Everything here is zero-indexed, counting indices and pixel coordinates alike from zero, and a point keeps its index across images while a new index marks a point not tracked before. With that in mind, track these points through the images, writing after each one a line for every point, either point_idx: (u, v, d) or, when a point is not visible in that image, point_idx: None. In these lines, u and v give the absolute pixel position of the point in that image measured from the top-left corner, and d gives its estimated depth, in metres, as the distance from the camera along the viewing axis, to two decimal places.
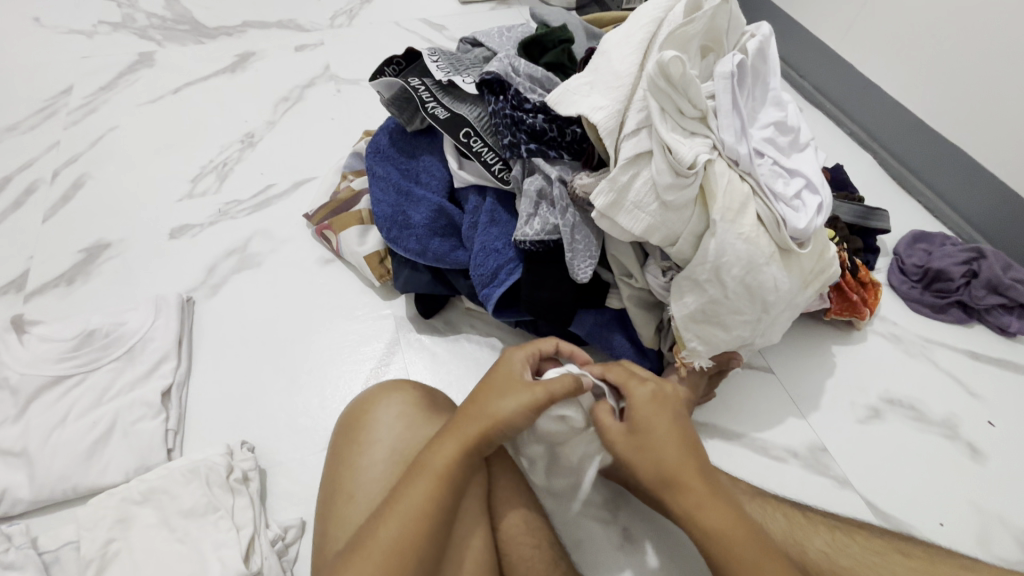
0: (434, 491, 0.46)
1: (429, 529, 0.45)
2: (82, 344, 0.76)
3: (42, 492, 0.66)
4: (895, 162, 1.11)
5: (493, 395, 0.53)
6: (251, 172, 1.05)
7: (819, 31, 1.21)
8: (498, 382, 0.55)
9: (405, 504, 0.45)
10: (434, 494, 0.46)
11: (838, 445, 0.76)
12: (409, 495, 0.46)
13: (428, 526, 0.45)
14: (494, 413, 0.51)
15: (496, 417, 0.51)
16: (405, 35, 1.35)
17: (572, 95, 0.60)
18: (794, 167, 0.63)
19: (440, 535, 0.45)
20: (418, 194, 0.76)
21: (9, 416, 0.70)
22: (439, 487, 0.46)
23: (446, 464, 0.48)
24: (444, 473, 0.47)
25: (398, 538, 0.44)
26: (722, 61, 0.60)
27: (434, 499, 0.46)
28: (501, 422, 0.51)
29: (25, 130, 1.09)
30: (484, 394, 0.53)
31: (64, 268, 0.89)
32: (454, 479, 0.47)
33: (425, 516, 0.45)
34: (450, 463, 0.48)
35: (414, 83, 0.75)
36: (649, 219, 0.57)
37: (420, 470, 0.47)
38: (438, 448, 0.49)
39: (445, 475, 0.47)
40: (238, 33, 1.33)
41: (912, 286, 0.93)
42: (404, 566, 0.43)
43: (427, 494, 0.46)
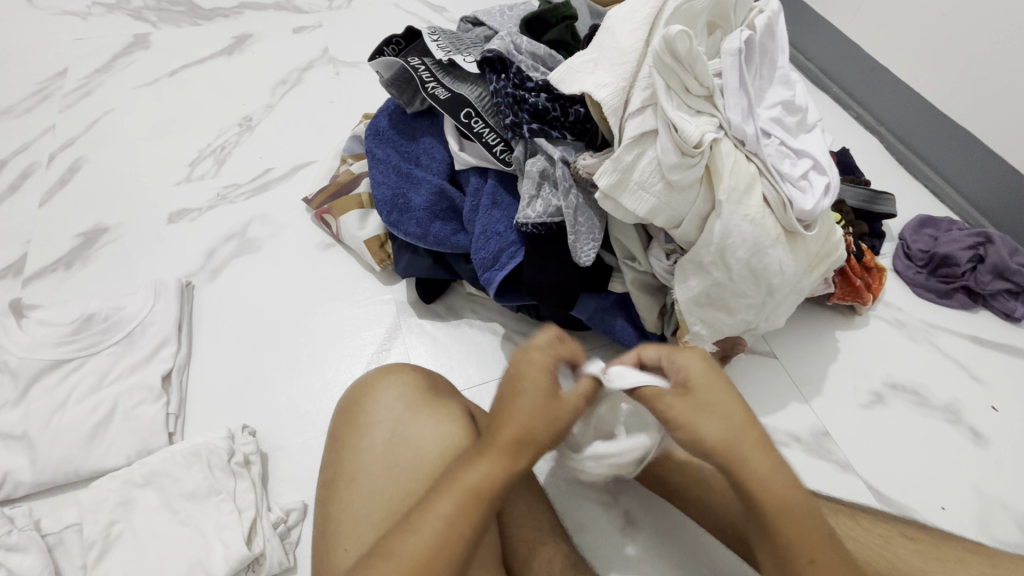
0: (469, 507, 0.45)
1: (462, 539, 0.44)
2: (81, 328, 0.76)
3: (44, 475, 0.66)
4: (902, 147, 1.10)
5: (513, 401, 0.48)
6: (250, 156, 1.04)
7: (826, 12, 1.18)
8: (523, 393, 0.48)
9: (438, 518, 0.44)
10: (468, 505, 0.45)
11: (840, 430, 0.76)
12: (438, 501, 0.45)
13: (463, 537, 0.44)
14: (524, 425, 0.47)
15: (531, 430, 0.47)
16: (405, 17, 1.33)
17: (575, 73, 0.59)
18: (801, 148, 0.62)
19: (472, 543, 0.45)
20: (419, 177, 0.76)
21: (9, 400, 0.70)
22: (473, 503, 0.45)
23: (477, 474, 0.46)
24: (477, 491, 0.46)
25: (427, 551, 0.43)
26: (730, 37, 0.58)
27: (470, 511, 0.45)
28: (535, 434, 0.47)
29: (20, 113, 1.08)
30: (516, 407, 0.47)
31: (63, 252, 0.88)
32: (492, 496, 0.46)
33: (460, 531, 0.44)
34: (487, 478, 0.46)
35: (414, 62, 0.73)
36: (653, 200, 0.56)
37: (454, 485, 0.46)
38: (475, 462, 0.46)
39: (479, 489, 0.46)
40: (234, 14, 1.31)
41: (918, 272, 0.92)
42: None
43: (456, 499, 0.45)
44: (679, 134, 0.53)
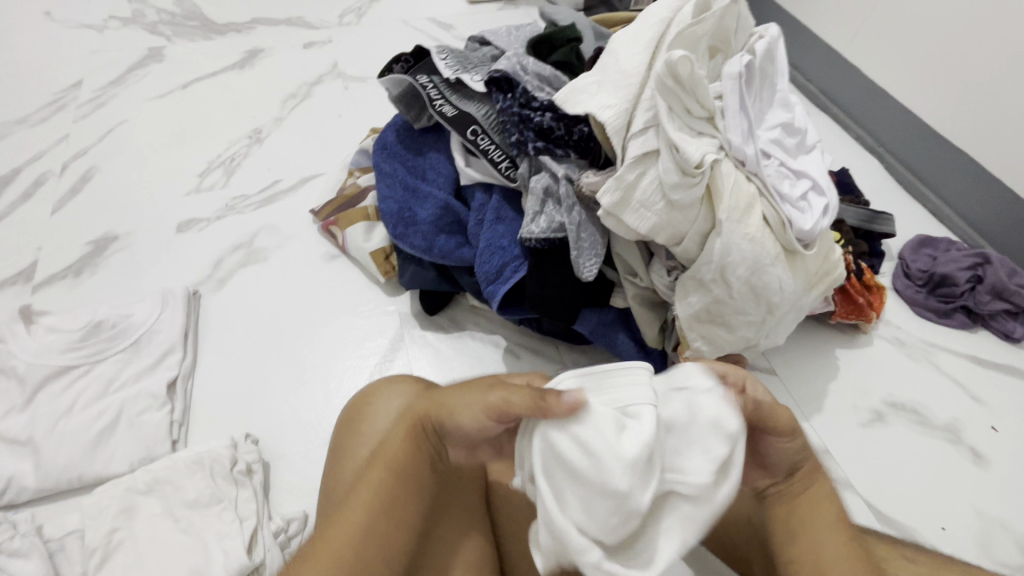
0: (385, 483, 0.40)
1: (379, 516, 0.39)
2: (89, 335, 0.77)
3: (47, 481, 0.66)
4: (901, 168, 1.11)
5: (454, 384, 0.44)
6: (259, 167, 1.06)
7: (826, 35, 1.21)
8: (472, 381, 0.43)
9: (360, 493, 0.40)
10: (387, 482, 0.40)
11: (840, 448, 0.76)
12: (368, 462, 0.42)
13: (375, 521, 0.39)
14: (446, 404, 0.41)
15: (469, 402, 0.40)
16: (413, 34, 1.36)
17: (580, 94, 0.60)
18: (800, 169, 0.63)
19: (389, 527, 0.39)
20: (425, 191, 0.77)
21: (16, 405, 0.71)
22: (390, 477, 0.40)
23: (399, 440, 0.42)
24: (395, 462, 0.41)
25: (345, 535, 0.38)
26: (730, 62, 0.60)
27: (381, 487, 0.40)
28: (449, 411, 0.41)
29: (35, 123, 1.10)
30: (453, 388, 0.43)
31: (72, 259, 0.90)
32: (409, 468, 0.41)
33: (375, 510, 0.39)
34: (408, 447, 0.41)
35: (422, 80, 0.75)
36: (655, 218, 0.57)
37: (375, 459, 0.42)
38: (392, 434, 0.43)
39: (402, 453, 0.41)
40: (247, 29, 1.34)
41: (917, 291, 0.93)
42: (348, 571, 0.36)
43: (382, 476, 0.40)
44: (681, 154, 0.54)
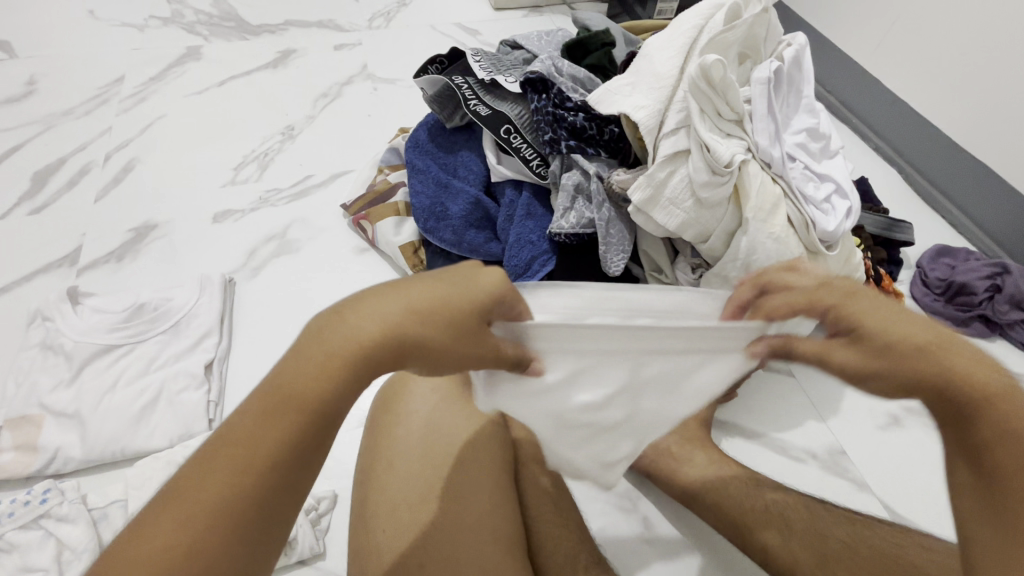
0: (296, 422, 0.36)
1: (254, 494, 0.35)
2: (132, 316, 0.81)
3: (92, 452, 0.69)
4: (920, 178, 1.12)
5: (383, 299, 0.38)
6: (291, 163, 1.09)
7: (847, 47, 1.23)
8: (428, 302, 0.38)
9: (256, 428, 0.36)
10: (294, 421, 0.36)
11: (857, 450, 0.78)
12: (244, 410, 0.37)
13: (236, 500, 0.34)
14: (354, 343, 0.36)
15: (400, 335, 0.37)
16: (440, 38, 1.40)
17: (613, 95, 0.63)
18: (824, 172, 0.65)
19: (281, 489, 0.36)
20: (456, 187, 0.80)
21: (64, 380, 0.74)
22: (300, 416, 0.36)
23: (313, 388, 0.36)
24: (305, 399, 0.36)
25: (232, 480, 0.34)
26: (758, 68, 0.62)
27: (252, 465, 0.35)
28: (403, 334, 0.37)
29: (80, 115, 1.15)
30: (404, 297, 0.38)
31: (114, 245, 0.94)
32: (319, 404, 0.36)
33: (282, 448, 0.35)
34: (299, 407, 0.36)
35: (457, 81, 0.78)
36: (683, 215, 0.59)
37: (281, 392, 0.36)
38: (305, 362, 0.37)
39: (292, 411, 0.36)
40: (280, 31, 1.38)
41: (935, 299, 0.94)
42: (213, 526, 0.34)
43: (256, 442, 0.35)
44: (711, 154, 0.57)
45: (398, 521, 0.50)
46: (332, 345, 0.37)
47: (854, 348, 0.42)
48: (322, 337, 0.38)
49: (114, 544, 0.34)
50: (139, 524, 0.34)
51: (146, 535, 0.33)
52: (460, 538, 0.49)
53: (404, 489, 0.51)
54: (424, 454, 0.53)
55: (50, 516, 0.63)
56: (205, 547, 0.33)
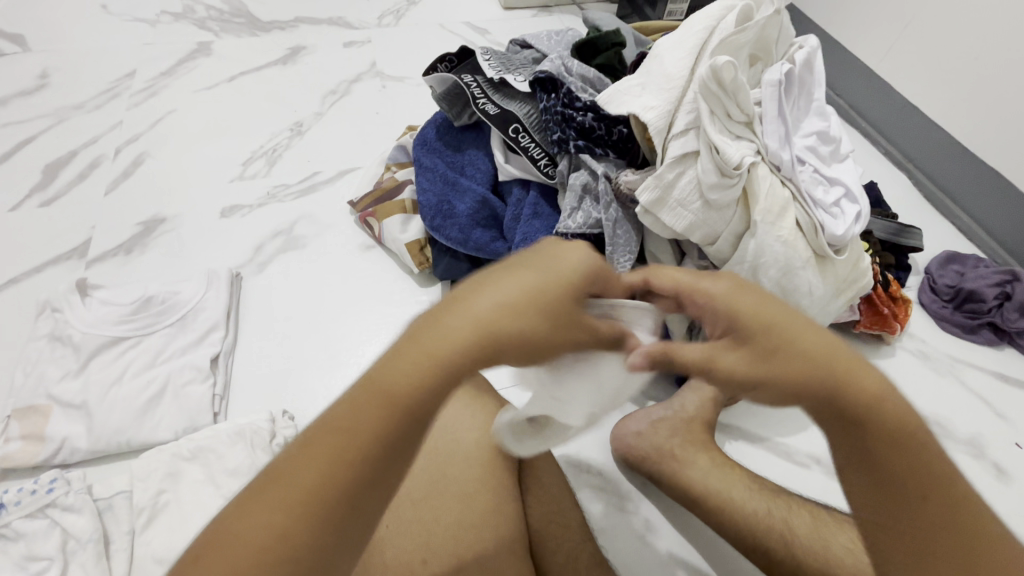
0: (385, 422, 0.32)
1: (336, 509, 0.31)
2: (140, 309, 0.81)
3: (98, 443, 0.70)
4: (930, 184, 1.12)
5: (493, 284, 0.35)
6: (299, 159, 1.10)
7: (858, 51, 1.22)
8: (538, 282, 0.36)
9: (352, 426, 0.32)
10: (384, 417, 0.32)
11: None
12: (330, 415, 0.33)
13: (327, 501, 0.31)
14: (456, 336, 0.33)
15: (497, 325, 0.34)
16: (449, 37, 1.40)
17: (622, 95, 0.63)
18: (834, 176, 0.64)
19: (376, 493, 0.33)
20: (464, 185, 0.80)
21: (71, 371, 0.75)
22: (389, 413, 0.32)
23: (411, 385, 0.33)
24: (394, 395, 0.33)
25: (322, 477, 0.31)
26: (770, 69, 0.62)
27: (347, 467, 0.31)
28: (507, 325, 0.34)
29: (91, 109, 1.15)
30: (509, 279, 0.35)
31: (123, 238, 0.94)
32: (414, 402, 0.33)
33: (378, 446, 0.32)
34: (402, 402, 0.32)
35: (467, 79, 0.78)
36: (691, 217, 0.59)
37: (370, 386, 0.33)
38: (399, 356, 0.33)
39: (383, 414, 0.32)
40: (290, 27, 1.39)
41: (943, 305, 0.93)
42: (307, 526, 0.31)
43: (346, 450, 0.32)
44: (720, 156, 0.56)
45: (405, 525, 0.49)
46: (440, 332, 0.33)
47: (738, 350, 0.38)
48: (421, 334, 0.34)
49: (200, 545, 0.31)
50: (215, 530, 0.31)
51: (227, 542, 0.31)
52: (466, 542, 0.49)
53: (411, 496, 0.51)
54: (433, 457, 0.53)
55: (56, 505, 0.64)
56: (297, 550, 0.30)
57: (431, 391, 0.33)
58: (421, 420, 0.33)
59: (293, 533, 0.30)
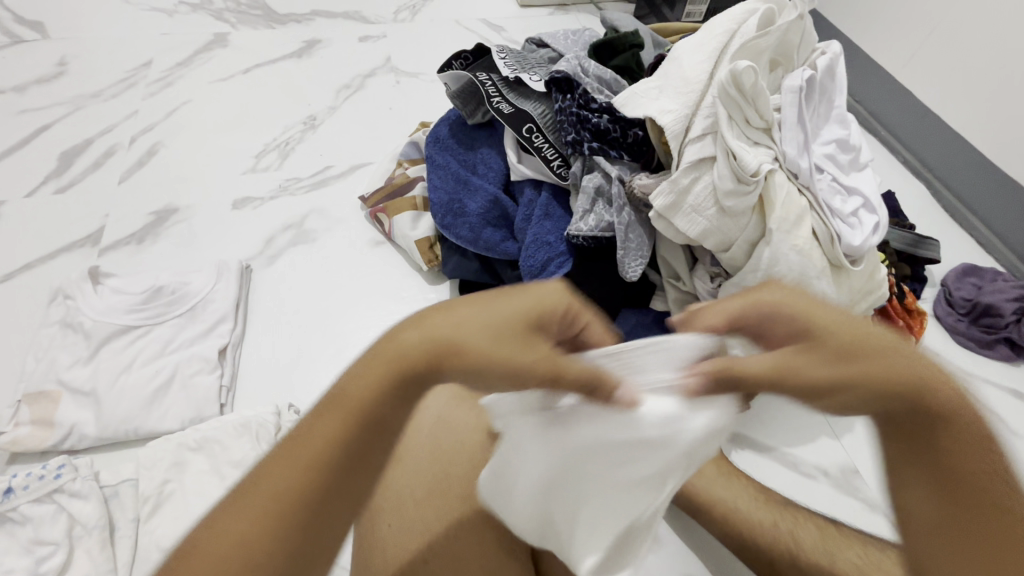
0: (346, 430, 0.34)
1: (307, 514, 0.33)
2: (150, 298, 0.82)
3: (106, 430, 0.71)
4: (949, 195, 1.10)
5: (456, 308, 0.38)
6: (312, 152, 1.10)
7: (880, 57, 1.20)
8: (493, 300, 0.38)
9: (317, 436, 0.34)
10: (350, 427, 0.34)
11: (869, 470, 0.76)
12: (301, 426, 0.35)
13: (295, 497, 0.33)
14: (411, 349, 0.36)
15: (457, 346, 0.36)
16: (465, 33, 1.39)
17: (640, 98, 0.63)
18: (852, 185, 0.63)
19: (340, 501, 0.34)
20: (475, 184, 0.79)
21: (82, 357, 0.76)
22: (354, 423, 0.35)
23: (368, 394, 0.35)
24: (362, 407, 0.35)
25: (295, 482, 0.33)
26: (791, 76, 0.61)
27: (308, 473, 0.33)
28: (458, 341, 0.36)
29: (108, 97, 1.16)
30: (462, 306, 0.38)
31: (136, 227, 0.95)
32: (376, 414, 0.35)
33: (333, 449, 0.34)
34: (375, 404, 0.35)
35: (482, 77, 0.78)
36: (705, 223, 0.58)
37: (336, 399, 0.35)
38: (359, 371, 0.36)
39: (347, 420, 0.35)
40: (306, 21, 1.39)
41: (959, 319, 0.91)
42: (280, 526, 0.32)
43: (316, 455, 0.34)
44: (738, 162, 0.55)
45: (403, 525, 0.49)
46: (400, 344, 0.36)
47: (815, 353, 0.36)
48: (384, 344, 0.37)
49: (177, 552, 0.32)
50: (196, 535, 0.32)
51: (203, 547, 0.32)
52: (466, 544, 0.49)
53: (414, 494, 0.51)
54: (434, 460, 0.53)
55: (63, 491, 0.64)
56: (267, 556, 0.32)
57: (388, 400, 0.35)
58: (384, 429, 0.36)
59: (270, 534, 0.32)
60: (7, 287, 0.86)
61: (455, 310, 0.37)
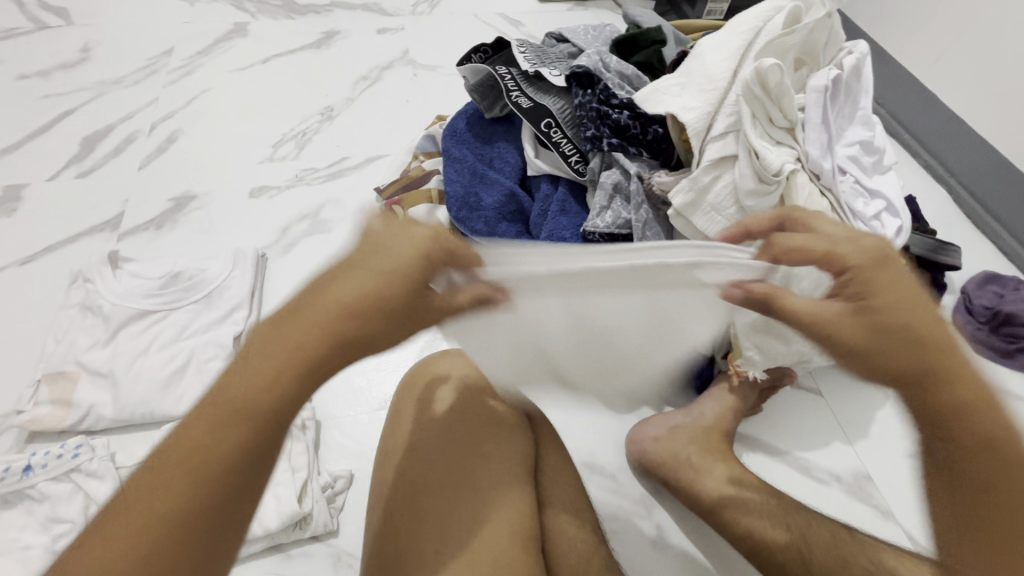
0: (240, 427, 0.36)
1: (200, 514, 0.34)
2: (168, 284, 0.83)
3: (123, 412, 0.72)
4: (972, 201, 1.08)
5: (324, 288, 0.39)
6: (329, 143, 1.10)
7: (904, 59, 1.18)
8: (357, 262, 0.40)
9: (200, 433, 0.36)
10: (242, 424, 0.36)
11: (882, 477, 0.76)
12: (185, 428, 0.36)
13: (238, 468, 0.35)
14: (294, 340, 0.38)
15: (338, 332, 0.38)
16: (483, 27, 1.39)
17: (661, 95, 0.61)
18: (875, 188, 0.62)
19: (236, 491, 0.35)
20: (492, 178, 0.79)
21: (100, 340, 0.77)
22: (244, 419, 0.36)
23: (255, 391, 0.37)
24: (253, 401, 0.36)
25: (184, 484, 0.34)
26: (816, 75, 0.59)
27: (202, 472, 0.35)
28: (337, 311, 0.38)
29: (129, 84, 1.17)
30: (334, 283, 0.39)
31: (155, 213, 0.96)
32: (262, 408, 0.37)
33: (230, 445, 0.35)
34: (295, 372, 0.37)
35: (501, 71, 0.78)
36: (725, 222, 0.58)
37: (221, 397, 0.37)
38: (246, 369, 0.37)
39: (238, 417, 0.36)
40: (325, 12, 1.39)
41: (978, 328, 0.89)
42: (176, 531, 0.33)
43: (208, 455, 0.35)
44: (760, 162, 0.55)
45: (424, 535, 0.49)
46: (287, 339, 0.38)
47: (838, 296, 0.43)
48: (266, 342, 0.38)
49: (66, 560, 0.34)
50: (86, 545, 0.34)
51: (93, 551, 0.33)
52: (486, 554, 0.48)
53: (436, 504, 0.51)
54: (454, 469, 0.53)
55: (80, 471, 0.65)
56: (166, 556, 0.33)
57: (275, 394, 0.37)
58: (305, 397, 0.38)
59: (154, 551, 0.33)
60: (29, 269, 0.87)
61: (324, 287, 0.39)
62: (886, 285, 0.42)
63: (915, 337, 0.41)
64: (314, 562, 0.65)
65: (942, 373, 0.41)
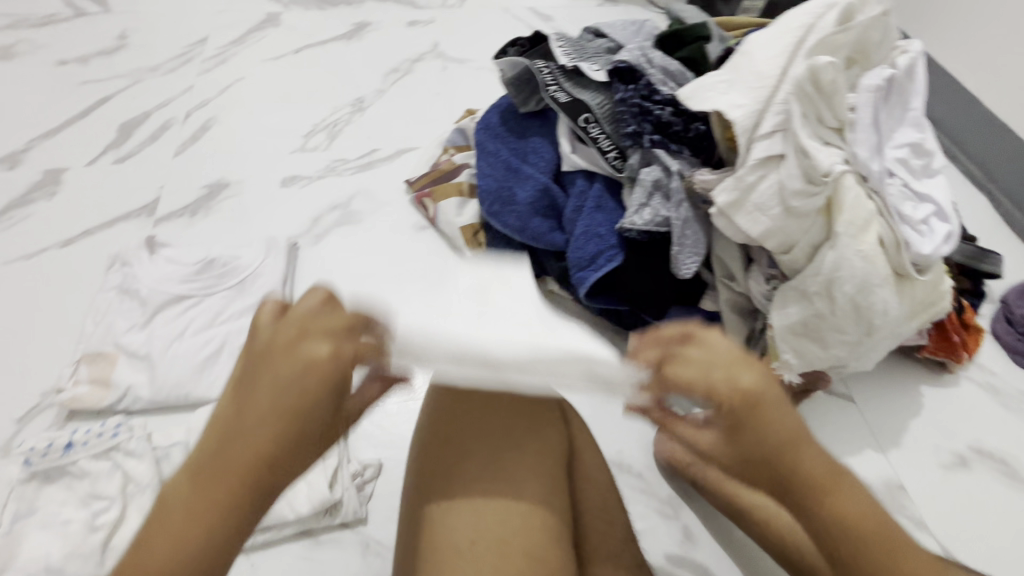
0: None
1: None
2: (203, 269, 0.84)
3: (159, 394, 0.73)
4: (1014, 209, 1.05)
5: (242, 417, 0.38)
6: (360, 135, 1.11)
7: (947, 61, 1.15)
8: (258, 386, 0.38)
9: None
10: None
11: (917, 487, 0.74)
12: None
13: None
14: (232, 476, 0.36)
15: (269, 461, 0.37)
16: (513, 21, 1.38)
17: (707, 92, 0.60)
18: (924, 192, 0.61)
19: None
20: (526, 172, 0.79)
21: (138, 323, 0.78)
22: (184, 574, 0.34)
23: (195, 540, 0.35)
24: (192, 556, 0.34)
25: None
26: (868, 74, 0.58)
27: None
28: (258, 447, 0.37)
29: (165, 72, 1.19)
30: (245, 419, 0.37)
31: (190, 199, 0.97)
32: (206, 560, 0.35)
33: None
34: (234, 502, 0.36)
35: (539, 65, 0.77)
36: (768, 222, 0.57)
37: (144, 558, 0.34)
38: (171, 521, 0.35)
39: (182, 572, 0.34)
40: (357, 3, 1.40)
41: (1019, 338, 0.87)
42: None
43: None
44: (810, 161, 0.54)
45: (461, 530, 0.48)
46: (215, 478, 0.36)
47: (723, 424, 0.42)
48: (192, 486, 0.36)
49: None
50: None
51: None
52: (523, 555, 0.47)
53: (474, 501, 0.50)
54: (494, 464, 0.52)
55: (119, 449, 0.67)
56: None
57: (223, 538, 0.35)
58: (260, 512, 0.37)
59: None
60: (68, 251, 0.89)
61: (236, 418, 0.38)
62: (767, 421, 0.40)
63: (781, 472, 0.40)
64: (343, 548, 0.65)
65: (817, 495, 0.40)
